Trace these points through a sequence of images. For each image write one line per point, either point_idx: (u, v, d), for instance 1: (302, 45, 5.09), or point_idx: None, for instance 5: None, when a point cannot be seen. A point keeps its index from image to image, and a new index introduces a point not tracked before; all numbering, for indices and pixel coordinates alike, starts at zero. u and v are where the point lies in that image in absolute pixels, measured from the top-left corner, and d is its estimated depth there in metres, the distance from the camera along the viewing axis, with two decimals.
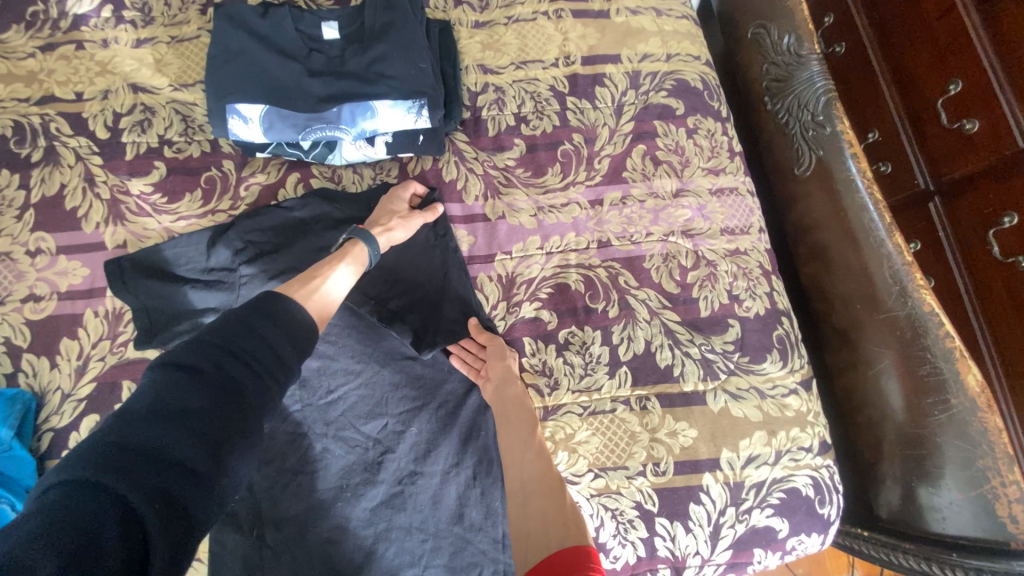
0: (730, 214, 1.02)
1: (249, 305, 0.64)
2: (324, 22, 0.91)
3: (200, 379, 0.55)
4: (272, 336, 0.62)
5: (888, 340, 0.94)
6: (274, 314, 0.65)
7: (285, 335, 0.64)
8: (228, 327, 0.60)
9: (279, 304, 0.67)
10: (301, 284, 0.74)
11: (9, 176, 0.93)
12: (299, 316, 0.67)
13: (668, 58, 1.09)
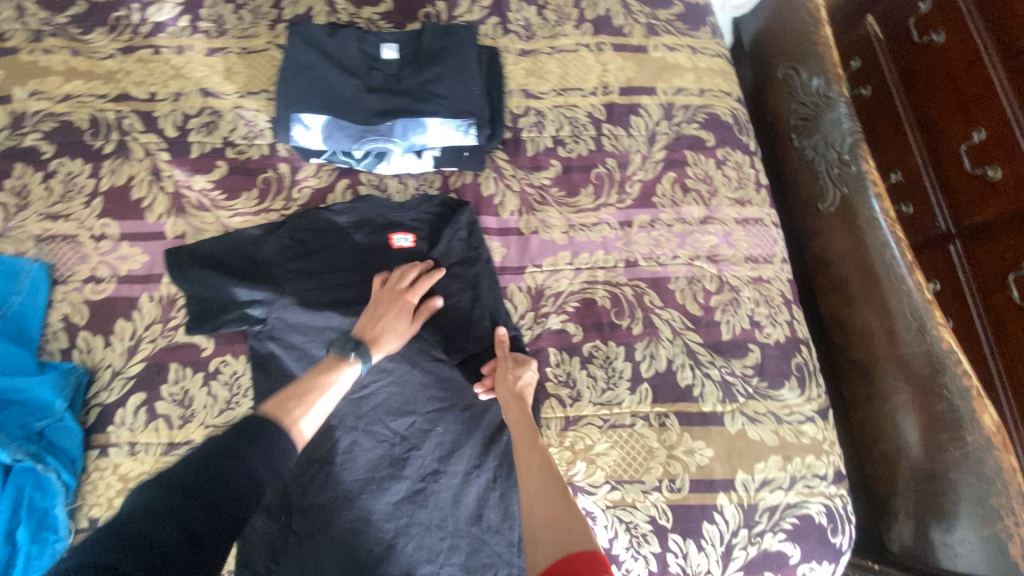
0: (755, 243, 1.06)
1: (236, 430, 0.67)
2: (384, 44, 0.99)
3: (185, 496, 0.57)
4: (256, 457, 0.64)
5: (905, 375, 0.97)
6: (260, 438, 0.67)
7: (268, 454, 0.66)
8: (214, 448, 0.63)
9: (264, 428, 0.69)
10: (291, 401, 0.75)
11: (83, 165, 1.00)
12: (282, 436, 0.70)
13: (701, 93, 1.15)
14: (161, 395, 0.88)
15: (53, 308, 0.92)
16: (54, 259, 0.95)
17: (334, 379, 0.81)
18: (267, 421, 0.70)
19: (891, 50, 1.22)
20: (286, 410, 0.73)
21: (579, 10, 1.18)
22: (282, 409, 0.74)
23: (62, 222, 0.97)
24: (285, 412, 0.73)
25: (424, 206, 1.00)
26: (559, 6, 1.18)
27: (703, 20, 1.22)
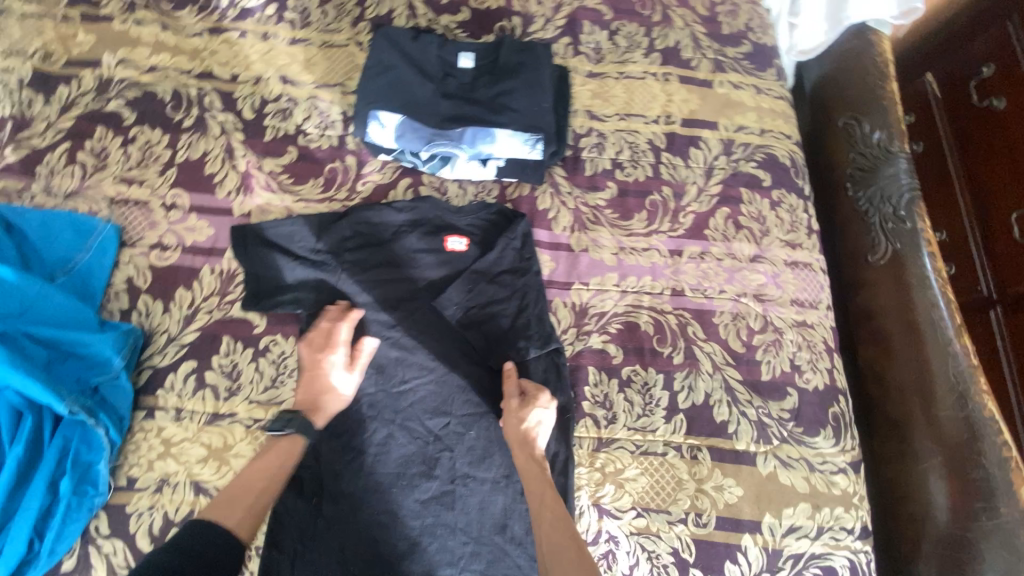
0: (802, 287, 1.06)
1: (177, 541, 0.66)
2: (463, 53, 1.03)
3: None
4: (198, 573, 0.64)
5: (942, 437, 0.97)
6: (205, 547, 0.66)
7: (212, 565, 0.66)
8: (156, 565, 0.62)
9: (208, 533, 0.68)
10: (231, 497, 0.74)
11: (161, 135, 1.04)
12: (227, 541, 0.69)
13: (762, 132, 1.16)
14: (211, 365, 0.90)
15: (117, 269, 0.95)
16: (124, 222, 0.98)
17: (281, 465, 0.79)
18: (211, 524, 0.69)
19: (945, 109, 1.23)
20: (227, 509, 0.72)
21: (650, 40, 1.21)
22: (226, 506, 0.73)
23: (136, 188, 1.00)
24: (229, 508, 0.73)
25: (481, 213, 1.02)
26: (631, 33, 1.21)
27: (770, 62, 1.24)
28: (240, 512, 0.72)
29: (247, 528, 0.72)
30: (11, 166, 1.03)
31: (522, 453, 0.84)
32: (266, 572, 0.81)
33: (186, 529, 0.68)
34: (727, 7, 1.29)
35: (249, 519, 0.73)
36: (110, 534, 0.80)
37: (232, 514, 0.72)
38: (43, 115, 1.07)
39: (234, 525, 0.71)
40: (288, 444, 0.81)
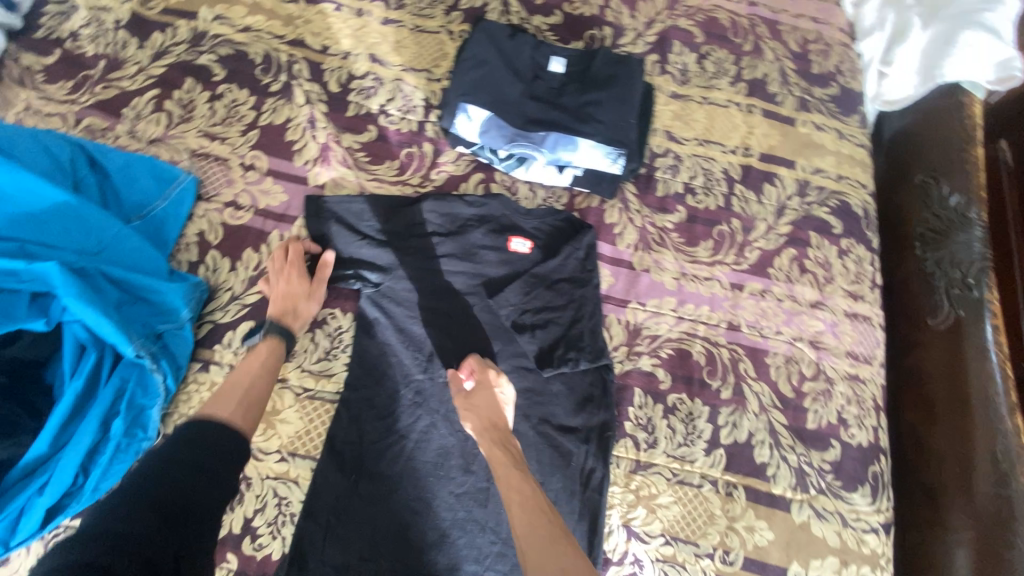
0: (859, 340, 1.04)
1: (181, 436, 0.68)
2: (554, 57, 1.04)
3: (151, 505, 0.60)
4: (207, 459, 0.67)
5: (977, 511, 0.95)
6: (211, 438, 0.69)
7: (228, 453, 0.69)
8: (168, 459, 0.65)
9: (208, 428, 0.70)
10: (223, 397, 0.76)
11: (248, 96, 1.06)
12: (228, 431, 0.71)
13: (838, 178, 1.15)
14: None
15: (190, 222, 0.96)
16: (203, 175, 0.99)
17: (262, 365, 0.83)
18: (212, 420, 0.72)
19: (1015, 174, 1.16)
20: (220, 405, 0.75)
21: (738, 68, 1.20)
22: (218, 405, 0.75)
23: (217, 144, 1.02)
24: (224, 405, 0.75)
25: (548, 218, 1.01)
26: (720, 59, 1.21)
27: (855, 108, 1.23)
28: (233, 406, 0.75)
29: (243, 417, 0.75)
30: (97, 105, 1.03)
31: (486, 439, 0.82)
32: (297, 540, 0.81)
33: (187, 426, 0.70)
34: (819, 46, 1.28)
35: (243, 412, 0.76)
36: None
37: (226, 409, 0.74)
38: (135, 59, 1.07)
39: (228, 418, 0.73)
40: (266, 348, 0.85)
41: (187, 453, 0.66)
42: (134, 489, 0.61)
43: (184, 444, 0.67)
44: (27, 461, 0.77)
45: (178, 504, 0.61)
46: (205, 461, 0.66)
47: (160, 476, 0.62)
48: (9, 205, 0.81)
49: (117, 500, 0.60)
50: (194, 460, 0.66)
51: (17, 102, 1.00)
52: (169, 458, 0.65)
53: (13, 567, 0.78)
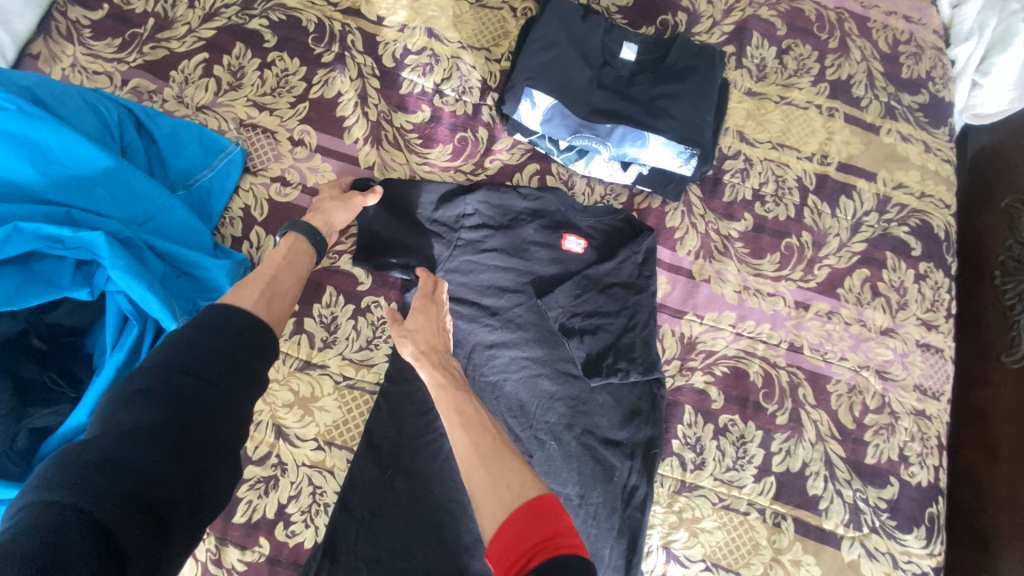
0: (929, 373, 0.97)
1: (203, 321, 0.60)
2: (627, 43, 0.97)
3: (172, 404, 0.54)
4: (230, 349, 0.60)
5: None
6: (236, 327, 0.62)
7: (255, 347, 0.62)
8: (192, 348, 0.58)
9: (232, 316, 0.63)
10: (245, 289, 0.69)
11: (299, 66, 1.00)
12: (255, 322, 0.64)
13: (921, 196, 1.05)
14: (311, 313, 0.89)
15: (236, 195, 0.93)
16: (250, 147, 0.96)
17: (285, 259, 0.78)
18: (238, 309, 0.64)
19: None
20: (244, 298, 0.67)
21: (821, 67, 1.11)
22: (241, 295, 0.68)
23: (266, 115, 0.97)
24: (247, 295, 0.68)
25: (606, 217, 0.95)
26: (802, 56, 1.11)
27: (945, 119, 1.12)
28: (255, 297, 0.68)
29: (267, 311, 0.67)
30: (145, 66, 0.98)
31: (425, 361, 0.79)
32: (330, 532, 0.79)
33: (212, 309, 0.63)
34: (911, 47, 1.16)
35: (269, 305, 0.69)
36: None
37: (248, 300, 0.67)
38: (184, 19, 1.01)
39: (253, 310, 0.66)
40: (286, 243, 0.80)
41: (212, 340, 0.59)
42: (155, 382, 0.54)
43: (209, 331, 0.60)
44: (64, 431, 0.74)
45: (205, 404, 0.55)
46: (231, 354, 0.59)
47: (181, 371, 0.56)
48: (51, 164, 0.76)
49: (136, 393, 0.54)
50: (221, 351, 0.59)
51: (63, 57, 0.96)
52: (193, 347, 0.58)
53: None
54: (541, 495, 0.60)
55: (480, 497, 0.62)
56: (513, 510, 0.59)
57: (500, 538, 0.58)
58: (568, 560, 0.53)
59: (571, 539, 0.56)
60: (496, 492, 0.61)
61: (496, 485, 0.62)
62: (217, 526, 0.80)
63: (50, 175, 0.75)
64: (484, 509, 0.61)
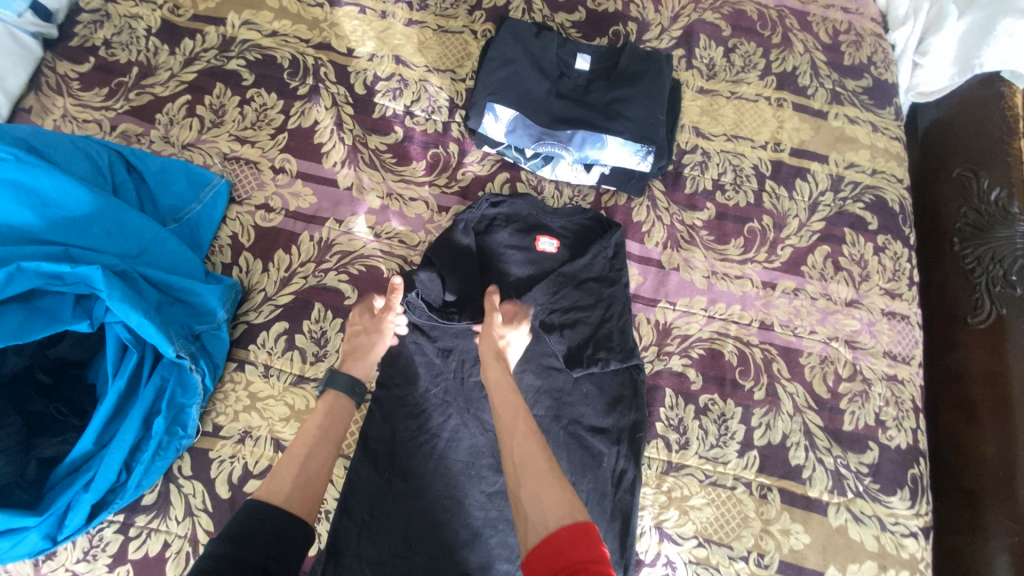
0: (896, 339, 1.01)
1: (234, 529, 0.62)
2: (580, 55, 1.05)
3: None
4: (265, 553, 0.61)
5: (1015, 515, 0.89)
6: (261, 531, 0.62)
7: (286, 548, 0.63)
8: (219, 564, 0.58)
9: (265, 513, 0.64)
10: (278, 472, 0.71)
11: (276, 100, 1.06)
12: (289, 522, 0.65)
13: (873, 173, 1.12)
14: (302, 329, 0.93)
15: (224, 224, 0.98)
16: (235, 178, 1.01)
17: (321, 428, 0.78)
18: (265, 502, 0.66)
19: None
20: (276, 485, 0.69)
21: (767, 61, 1.18)
22: (274, 484, 0.69)
23: (248, 147, 1.03)
24: (282, 482, 0.69)
25: (576, 217, 1.00)
26: (748, 53, 1.18)
27: (889, 100, 1.19)
28: (289, 484, 0.69)
29: (299, 502, 0.68)
30: (132, 111, 1.04)
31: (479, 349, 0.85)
32: (333, 537, 0.81)
33: (245, 510, 0.64)
34: (850, 37, 1.24)
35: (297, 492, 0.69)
36: (191, 475, 0.84)
37: (281, 490, 0.68)
38: (166, 65, 1.07)
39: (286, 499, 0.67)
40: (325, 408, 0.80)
41: (239, 553, 0.60)
42: None
43: (236, 542, 0.61)
44: (72, 459, 0.78)
45: None
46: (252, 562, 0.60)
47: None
48: (47, 207, 0.81)
49: None
50: (257, 558, 0.60)
51: (54, 108, 1.02)
52: (216, 560, 0.59)
53: (59, 561, 0.79)
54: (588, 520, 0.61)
55: (528, 502, 0.65)
56: (562, 525, 0.60)
57: (544, 551, 0.59)
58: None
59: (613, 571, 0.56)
60: (546, 504, 0.63)
61: (548, 496, 0.64)
62: None
63: (47, 218, 0.80)
64: (532, 520, 0.62)
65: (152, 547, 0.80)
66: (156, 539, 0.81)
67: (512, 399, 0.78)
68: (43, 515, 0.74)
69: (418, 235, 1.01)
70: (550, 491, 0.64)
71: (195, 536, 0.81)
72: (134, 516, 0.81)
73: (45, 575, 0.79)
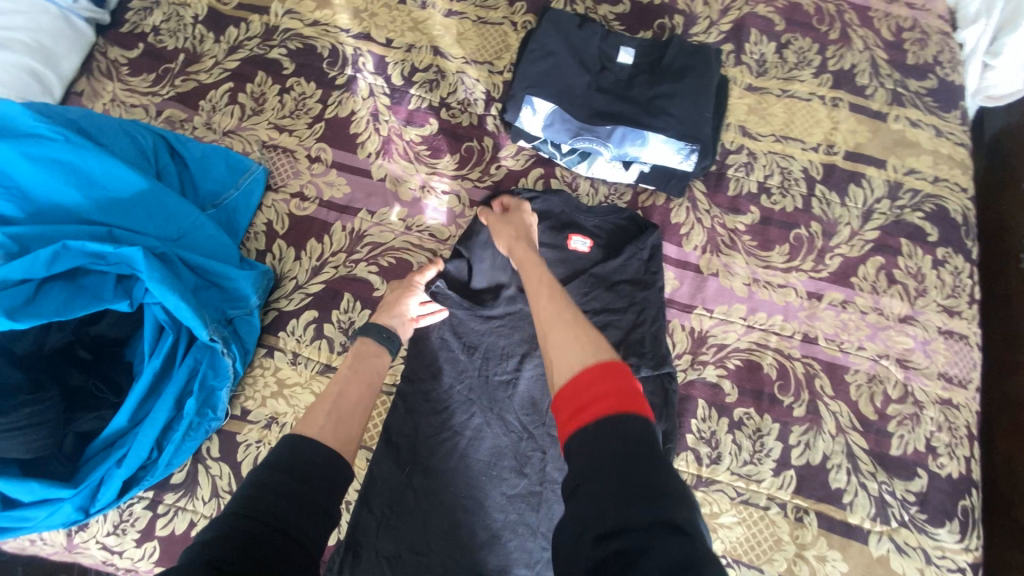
0: (953, 360, 0.94)
1: (273, 457, 0.59)
2: (623, 48, 1.02)
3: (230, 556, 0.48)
4: (303, 480, 0.58)
5: None
6: (298, 458, 0.59)
7: (325, 479, 0.60)
8: (258, 488, 0.55)
9: (299, 443, 0.61)
10: (310, 416, 0.68)
11: (315, 89, 1.07)
12: (327, 452, 0.62)
13: (935, 180, 1.04)
14: (331, 318, 0.93)
15: (260, 211, 1.00)
16: (272, 166, 1.02)
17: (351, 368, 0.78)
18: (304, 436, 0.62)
19: None
20: (309, 423, 0.66)
21: (823, 59, 1.11)
22: (308, 422, 0.66)
23: (286, 136, 1.04)
24: (314, 423, 0.67)
25: (611, 216, 0.97)
26: (802, 49, 1.11)
27: (956, 102, 1.10)
28: (322, 421, 0.67)
29: (333, 436, 0.65)
30: (177, 97, 1.06)
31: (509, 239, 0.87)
32: (352, 529, 0.81)
33: (283, 442, 0.61)
34: (915, 34, 1.15)
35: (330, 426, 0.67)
36: (219, 457, 0.85)
37: (314, 427, 0.66)
38: (211, 53, 1.09)
39: (320, 434, 0.64)
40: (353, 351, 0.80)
41: (291, 484, 0.57)
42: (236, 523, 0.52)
43: (274, 468, 0.58)
44: (108, 434, 0.81)
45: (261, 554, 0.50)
46: (309, 496, 0.57)
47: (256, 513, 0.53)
48: (94, 187, 0.83)
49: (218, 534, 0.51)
50: (294, 488, 0.56)
51: (104, 93, 1.06)
52: (256, 485, 0.55)
53: (90, 533, 0.82)
54: (612, 359, 0.63)
55: (555, 354, 0.67)
56: (586, 366, 0.63)
57: (568, 391, 0.62)
58: (632, 417, 0.57)
59: (638, 401, 0.60)
60: (567, 354, 0.66)
61: (569, 347, 0.66)
62: None
63: (93, 198, 0.82)
64: (557, 364, 0.66)
65: (179, 525, 0.82)
66: (183, 518, 0.82)
67: (538, 270, 0.80)
68: (78, 487, 0.77)
69: (449, 230, 1.00)
70: (575, 349, 0.66)
71: None
72: (163, 493, 0.84)
73: (77, 544, 0.82)
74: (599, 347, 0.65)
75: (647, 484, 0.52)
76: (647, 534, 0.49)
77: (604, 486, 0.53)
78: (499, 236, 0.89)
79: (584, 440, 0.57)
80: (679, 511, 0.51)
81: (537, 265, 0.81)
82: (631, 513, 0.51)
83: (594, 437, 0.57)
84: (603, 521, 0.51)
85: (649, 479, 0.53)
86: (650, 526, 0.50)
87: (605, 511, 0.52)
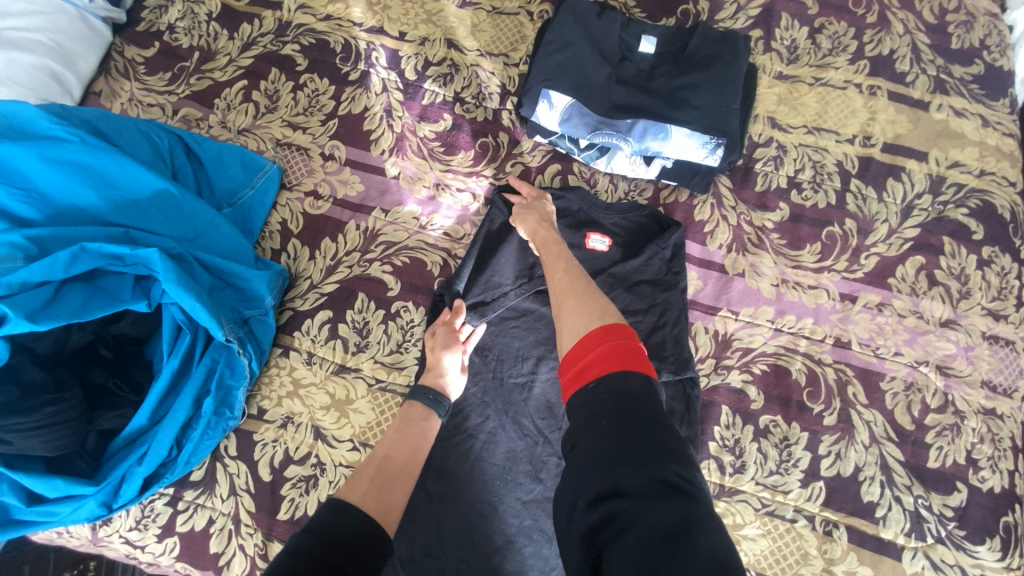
0: (998, 368, 0.88)
1: (316, 522, 0.57)
2: (645, 38, 0.97)
3: None
4: (337, 546, 0.55)
5: None
6: (335, 523, 0.58)
7: (354, 539, 0.57)
8: (298, 551, 0.53)
9: (342, 510, 0.60)
10: (353, 480, 0.68)
11: (328, 85, 1.05)
12: (365, 520, 0.60)
13: (981, 173, 0.97)
14: (345, 318, 0.92)
15: (274, 210, 0.99)
16: (286, 164, 1.02)
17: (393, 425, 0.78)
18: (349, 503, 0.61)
19: None
20: (352, 486, 0.66)
21: (859, 44, 1.04)
22: (351, 486, 0.66)
23: (300, 133, 1.03)
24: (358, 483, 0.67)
25: (630, 214, 0.93)
26: (837, 33, 1.05)
27: (1005, 89, 1.02)
28: (365, 484, 0.67)
29: (373, 501, 0.64)
30: (193, 95, 1.06)
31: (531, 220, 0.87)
32: None
33: (326, 508, 0.60)
34: (961, 16, 1.07)
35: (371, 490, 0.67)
36: (236, 456, 0.86)
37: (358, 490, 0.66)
38: (225, 50, 1.09)
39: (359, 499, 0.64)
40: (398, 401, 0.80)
41: (318, 545, 0.54)
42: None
43: (315, 532, 0.56)
44: (128, 433, 0.82)
45: None
46: (333, 561, 0.53)
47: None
48: (111, 188, 0.83)
49: None
50: (325, 554, 0.54)
51: (121, 92, 1.06)
52: (294, 549, 0.53)
53: (114, 528, 0.84)
54: (616, 322, 0.63)
55: (565, 320, 0.67)
56: (590, 329, 0.62)
57: (572, 354, 0.62)
58: (631, 376, 0.56)
59: (639, 362, 0.58)
60: (572, 319, 0.66)
61: (576, 313, 0.67)
62: (263, 523, 0.83)
63: (111, 199, 0.83)
64: (565, 330, 0.66)
65: (198, 522, 0.83)
66: (202, 515, 0.83)
67: (554, 248, 0.81)
68: (100, 484, 0.79)
69: (463, 229, 0.98)
70: (584, 314, 0.66)
71: (238, 515, 0.83)
72: (183, 490, 0.85)
73: (102, 538, 0.84)
74: (606, 312, 0.65)
75: (639, 444, 0.51)
76: (636, 494, 0.48)
77: (598, 446, 0.52)
78: (522, 221, 0.88)
79: (583, 401, 0.57)
80: (671, 471, 0.49)
81: (558, 246, 0.81)
82: (621, 473, 0.49)
83: (593, 396, 0.56)
84: (596, 480, 0.50)
85: (642, 439, 0.51)
86: (640, 488, 0.48)
87: (598, 472, 0.51)
